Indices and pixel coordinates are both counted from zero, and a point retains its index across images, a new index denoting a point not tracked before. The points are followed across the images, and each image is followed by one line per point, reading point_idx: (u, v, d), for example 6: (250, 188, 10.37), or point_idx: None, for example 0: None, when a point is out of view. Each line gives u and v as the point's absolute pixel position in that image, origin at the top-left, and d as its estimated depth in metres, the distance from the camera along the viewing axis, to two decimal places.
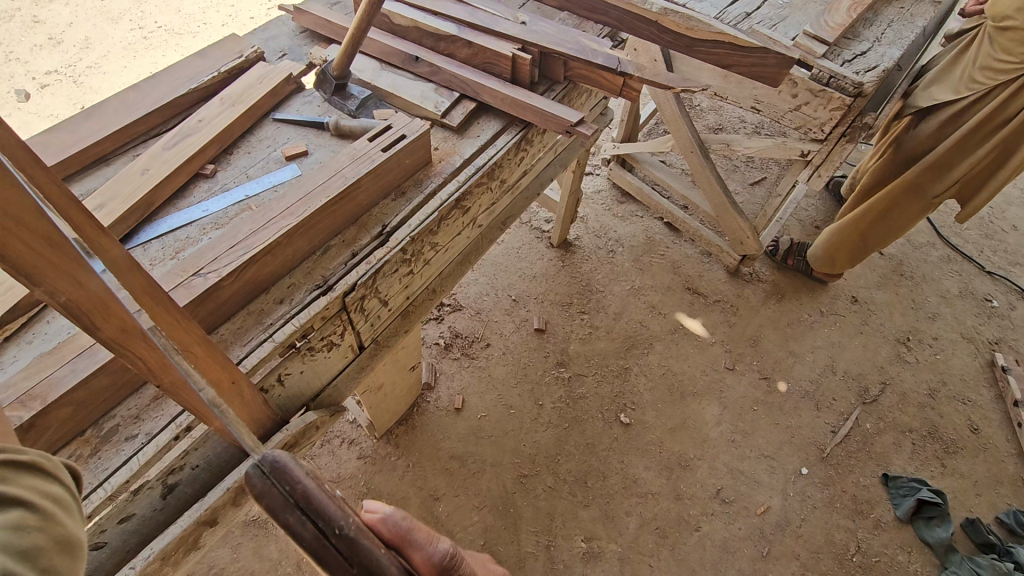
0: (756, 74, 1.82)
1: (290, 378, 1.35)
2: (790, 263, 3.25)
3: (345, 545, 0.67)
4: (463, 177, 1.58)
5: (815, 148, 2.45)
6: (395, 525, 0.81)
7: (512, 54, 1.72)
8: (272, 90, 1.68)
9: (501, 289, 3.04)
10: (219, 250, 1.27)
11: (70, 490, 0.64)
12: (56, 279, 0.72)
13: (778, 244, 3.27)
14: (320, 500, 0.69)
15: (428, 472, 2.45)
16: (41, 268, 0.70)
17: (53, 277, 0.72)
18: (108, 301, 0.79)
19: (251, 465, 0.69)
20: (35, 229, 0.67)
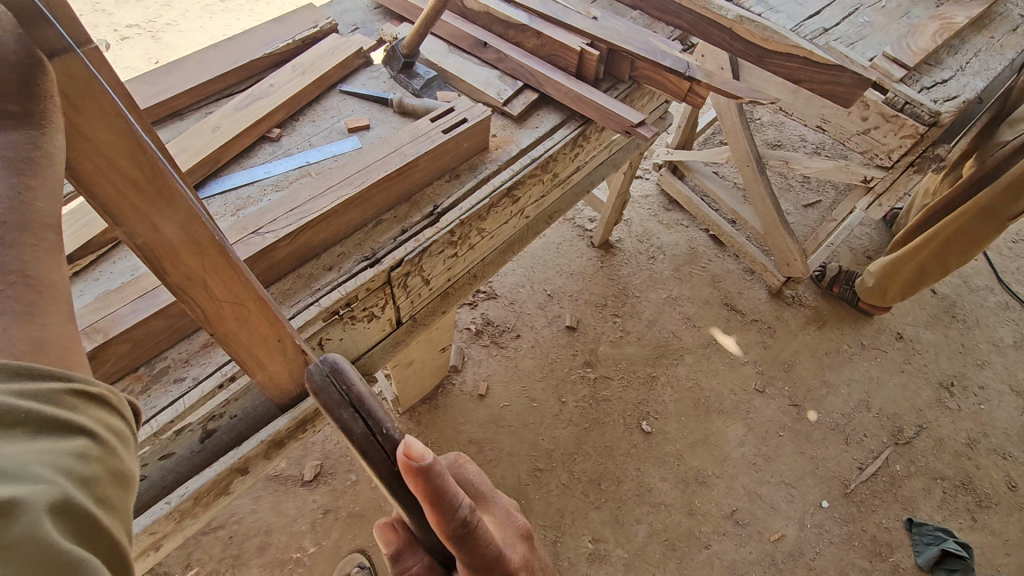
0: (828, 93, 1.76)
1: (330, 343, 1.39)
2: (835, 291, 3.15)
3: (388, 443, 0.82)
4: (518, 167, 1.60)
5: (879, 176, 2.33)
6: (430, 477, 0.70)
7: (581, 49, 1.72)
8: (342, 62, 1.72)
9: (538, 282, 3.04)
10: (279, 212, 1.31)
11: (130, 425, 0.61)
12: (134, 221, 0.76)
13: (825, 270, 3.18)
14: (369, 404, 0.85)
15: (446, 452, 2.49)
16: (122, 209, 0.74)
17: (132, 219, 0.76)
18: (182, 249, 0.83)
19: (316, 366, 0.88)
20: (125, 172, 0.71)
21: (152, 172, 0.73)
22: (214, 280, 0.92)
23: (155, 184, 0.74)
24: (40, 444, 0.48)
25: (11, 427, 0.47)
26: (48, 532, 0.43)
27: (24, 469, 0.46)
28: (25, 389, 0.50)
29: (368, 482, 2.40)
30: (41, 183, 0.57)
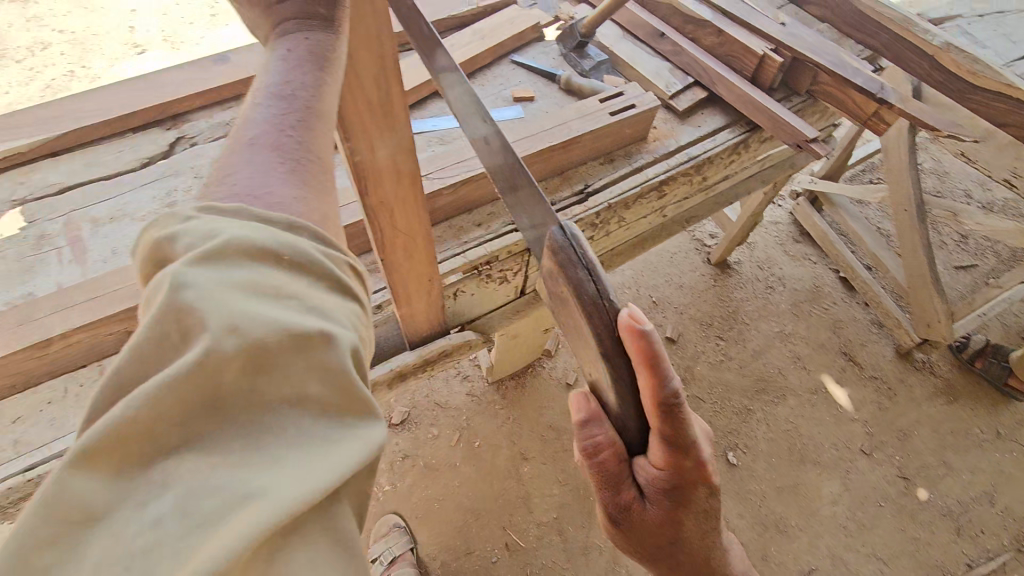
0: None
1: (462, 295, 1.45)
2: (977, 366, 2.81)
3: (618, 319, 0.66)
4: (674, 162, 1.57)
5: None
6: (646, 343, 0.60)
7: (764, 53, 1.64)
8: (518, 33, 1.77)
9: (645, 287, 2.98)
10: (446, 162, 1.38)
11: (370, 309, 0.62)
12: (361, 137, 0.87)
13: (969, 341, 2.84)
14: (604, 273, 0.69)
15: (524, 431, 2.52)
16: (355, 123, 0.85)
17: (360, 134, 0.87)
18: (385, 171, 0.94)
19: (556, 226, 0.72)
20: (367, 93, 0.82)
21: (386, 96, 0.84)
22: (399, 205, 1.02)
23: (386, 107, 0.86)
24: (334, 298, 0.50)
25: (314, 277, 0.50)
26: (346, 379, 0.45)
27: (329, 314, 0.48)
28: (325, 248, 0.53)
29: (447, 440, 2.49)
30: (332, 82, 0.67)
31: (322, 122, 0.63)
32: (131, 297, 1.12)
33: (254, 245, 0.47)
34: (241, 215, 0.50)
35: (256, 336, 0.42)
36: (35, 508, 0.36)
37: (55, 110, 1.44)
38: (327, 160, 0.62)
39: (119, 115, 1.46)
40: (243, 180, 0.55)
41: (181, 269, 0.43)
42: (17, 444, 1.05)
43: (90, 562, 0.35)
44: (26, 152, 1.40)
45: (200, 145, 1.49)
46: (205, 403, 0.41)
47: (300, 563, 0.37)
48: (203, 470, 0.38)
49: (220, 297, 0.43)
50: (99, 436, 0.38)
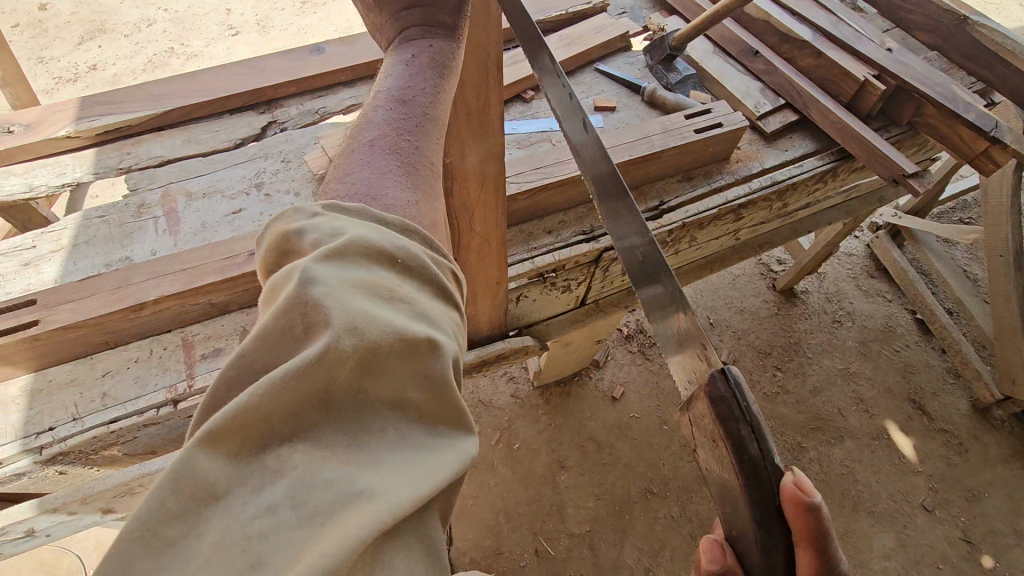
0: None
1: (524, 301, 1.45)
2: None
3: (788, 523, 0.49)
4: (756, 186, 1.51)
5: None
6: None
7: (865, 79, 1.55)
8: (606, 41, 1.75)
9: (703, 308, 2.90)
10: (523, 167, 1.39)
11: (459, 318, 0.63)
12: (453, 142, 0.89)
13: None
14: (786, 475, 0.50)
15: (565, 440, 2.50)
16: (450, 127, 0.87)
17: (452, 139, 0.89)
18: (473, 175, 0.96)
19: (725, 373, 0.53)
20: (467, 99, 0.85)
21: (486, 104, 0.86)
22: (481, 210, 1.03)
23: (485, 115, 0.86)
24: (439, 304, 0.52)
25: (422, 283, 0.52)
26: (444, 388, 0.48)
27: (435, 321, 0.49)
28: (433, 254, 0.55)
29: (487, 439, 2.50)
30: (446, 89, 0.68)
31: (436, 129, 0.65)
32: (217, 272, 1.18)
33: (373, 247, 0.49)
34: (361, 215, 0.52)
35: (373, 338, 0.43)
36: (165, 484, 0.38)
37: (164, 88, 1.54)
38: (437, 166, 0.63)
39: (220, 97, 1.54)
40: (362, 180, 0.57)
41: (310, 265, 0.45)
42: (104, 397, 1.13)
43: (210, 538, 0.37)
44: (135, 125, 1.50)
45: (290, 130, 1.56)
46: (320, 397, 0.42)
47: (396, 567, 0.39)
48: (316, 462, 0.40)
49: (344, 297, 0.44)
50: (226, 419, 0.40)
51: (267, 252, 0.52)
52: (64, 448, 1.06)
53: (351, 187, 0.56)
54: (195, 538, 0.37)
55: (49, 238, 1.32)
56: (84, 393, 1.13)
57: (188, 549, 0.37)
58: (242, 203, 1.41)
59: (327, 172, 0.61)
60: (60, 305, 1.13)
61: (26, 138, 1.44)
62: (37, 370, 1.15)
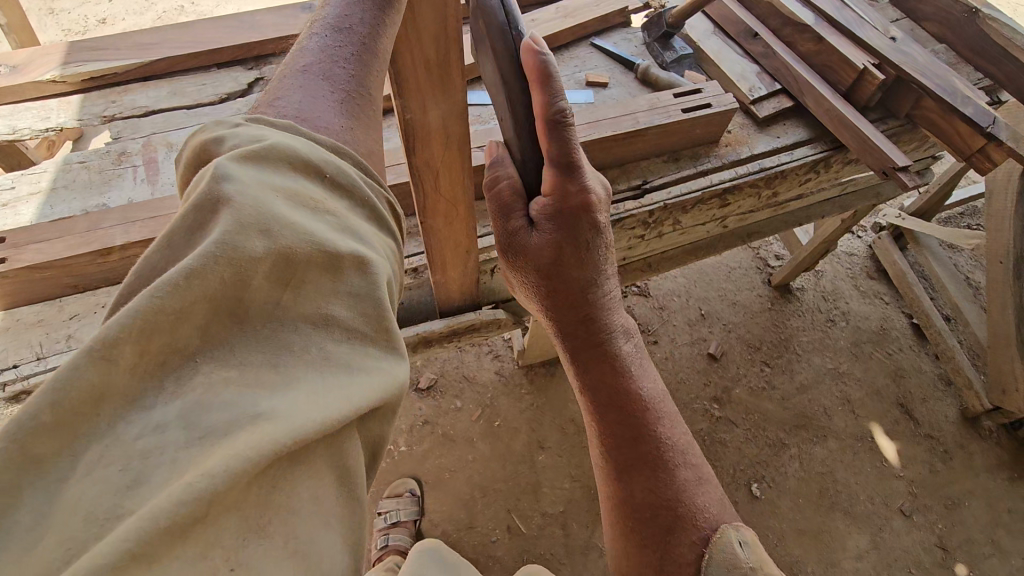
0: None
1: (498, 273, 1.44)
2: None
3: None
4: (743, 171, 1.48)
5: None
6: None
7: (864, 67, 1.50)
8: (603, 15, 1.71)
9: (695, 298, 2.87)
10: (504, 136, 1.37)
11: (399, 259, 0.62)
12: (413, 96, 0.87)
13: None
14: None
15: (546, 421, 2.51)
16: (407, 80, 0.85)
17: (412, 93, 0.86)
18: (437, 130, 0.94)
19: None
20: (426, 49, 0.81)
21: (446, 56, 0.83)
22: (448, 168, 1.02)
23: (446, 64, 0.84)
24: (368, 226, 0.52)
25: (352, 204, 0.52)
26: (368, 304, 0.47)
27: (363, 239, 0.50)
28: (367, 179, 0.54)
29: (468, 414, 2.51)
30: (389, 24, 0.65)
31: (378, 62, 0.62)
32: None
33: (299, 157, 0.49)
34: (289, 129, 0.51)
35: (286, 244, 0.44)
36: (40, 399, 0.36)
37: (153, 37, 1.53)
38: (377, 98, 0.62)
39: (206, 49, 1.53)
40: (293, 104, 0.56)
41: (228, 167, 0.44)
42: (70, 339, 1.14)
43: (96, 452, 0.36)
44: (121, 73, 1.50)
45: None
46: (229, 306, 0.41)
47: (301, 492, 0.40)
48: (214, 385, 0.39)
49: (262, 201, 0.44)
50: (114, 332, 0.37)
51: (186, 167, 0.51)
52: (26, 385, 1.08)
53: (279, 110, 0.54)
54: (77, 452, 0.36)
55: (28, 179, 1.33)
56: (50, 334, 1.15)
57: (70, 465, 0.36)
58: None
59: (256, 97, 0.59)
60: (29, 245, 1.14)
61: (12, 80, 1.44)
62: (6, 308, 1.17)
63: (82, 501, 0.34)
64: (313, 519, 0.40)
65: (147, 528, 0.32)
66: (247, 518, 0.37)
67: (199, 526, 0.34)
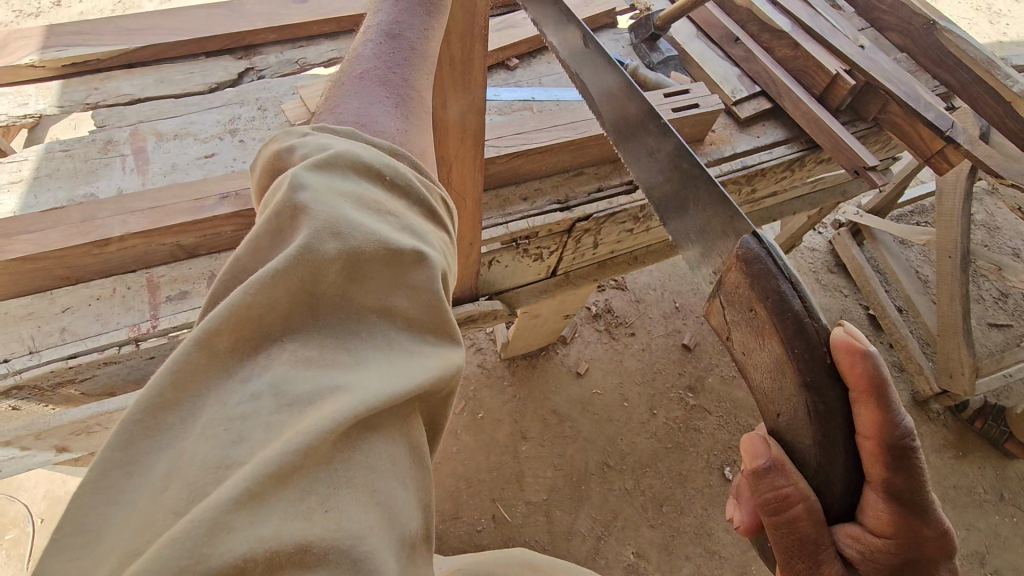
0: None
1: (495, 266, 1.48)
2: (976, 426, 2.72)
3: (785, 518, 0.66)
4: (727, 168, 1.55)
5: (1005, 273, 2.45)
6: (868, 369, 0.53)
7: (837, 72, 1.61)
8: (592, 15, 1.76)
9: (671, 292, 2.98)
10: (504, 132, 1.40)
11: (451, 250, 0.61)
12: (433, 92, 0.91)
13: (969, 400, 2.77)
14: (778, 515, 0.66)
15: (529, 412, 2.55)
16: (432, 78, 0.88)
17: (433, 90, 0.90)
18: (457, 128, 0.97)
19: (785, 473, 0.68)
20: (451, 50, 0.86)
21: (470, 57, 0.88)
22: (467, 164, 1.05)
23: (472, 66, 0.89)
24: (426, 225, 0.53)
25: (410, 204, 0.53)
26: (431, 296, 0.48)
27: (422, 236, 0.51)
28: (421, 178, 0.55)
29: (451, 407, 2.53)
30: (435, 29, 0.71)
31: (425, 64, 0.68)
32: (187, 213, 1.16)
33: (361, 163, 0.50)
34: (350, 136, 0.53)
35: (355, 246, 0.45)
36: (161, 373, 0.39)
37: (137, 22, 1.49)
38: (422, 98, 0.66)
39: (196, 37, 1.50)
40: (351, 109, 0.59)
41: (300, 175, 0.46)
42: (63, 332, 1.11)
43: (202, 419, 0.38)
44: (105, 59, 1.45)
45: (268, 79, 1.53)
46: (307, 303, 0.43)
47: (380, 455, 0.41)
48: (300, 361, 0.41)
49: (331, 201, 0.46)
50: (218, 319, 0.40)
51: (259, 176, 0.53)
52: (18, 380, 1.05)
53: (341, 115, 0.58)
54: (188, 421, 0.38)
55: (9, 168, 1.28)
56: (42, 327, 1.11)
57: (181, 431, 0.38)
58: (215, 147, 1.38)
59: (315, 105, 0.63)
60: (21, 235, 1.10)
61: None
62: None
63: (193, 455, 0.36)
64: (393, 478, 0.42)
65: (256, 475, 0.35)
66: (334, 473, 0.38)
67: (294, 479, 0.36)
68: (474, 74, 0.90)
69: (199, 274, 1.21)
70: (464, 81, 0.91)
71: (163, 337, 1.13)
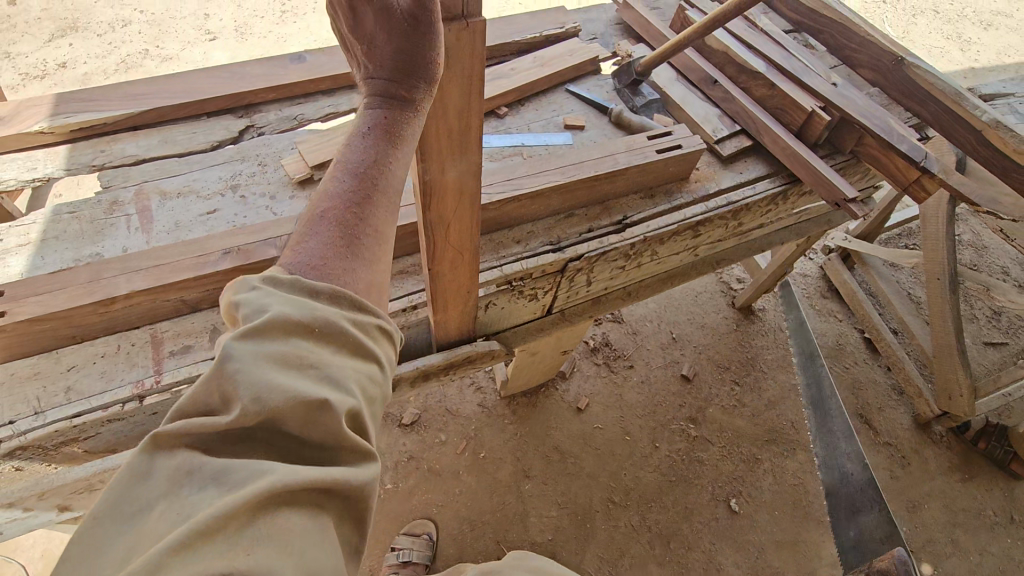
0: None
1: (491, 308, 1.50)
2: (980, 447, 2.71)
3: None
4: (714, 204, 1.60)
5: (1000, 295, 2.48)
6: None
7: (812, 109, 1.68)
8: (576, 64, 1.84)
9: (667, 323, 3.00)
10: (496, 178, 1.45)
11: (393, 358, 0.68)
12: (432, 160, 0.94)
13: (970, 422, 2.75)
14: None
15: (531, 449, 2.54)
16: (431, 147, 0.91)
17: (432, 157, 0.93)
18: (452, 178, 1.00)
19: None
20: (447, 121, 0.88)
21: (465, 126, 0.91)
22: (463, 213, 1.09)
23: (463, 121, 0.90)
24: (349, 360, 0.59)
25: (338, 339, 0.60)
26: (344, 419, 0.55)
27: (344, 371, 0.58)
28: (356, 314, 0.62)
29: (453, 447, 2.53)
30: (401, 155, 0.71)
31: (386, 195, 0.71)
32: (190, 270, 1.20)
33: (292, 315, 0.58)
34: (291, 288, 0.61)
35: (273, 386, 0.52)
36: (126, 472, 0.50)
37: (142, 88, 1.56)
38: (379, 235, 0.70)
39: (198, 99, 1.56)
40: (314, 253, 0.65)
41: (233, 337, 0.54)
42: (70, 391, 1.13)
43: (156, 503, 0.48)
44: (111, 123, 1.51)
45: (267, 135, 1.59)
46: (240, 431, 0.52)
47: (296, 522, 0.49)
48: (229, 463, 0.50)
49: (257, 357, 0.53)
50: (168, 437, 0.51)
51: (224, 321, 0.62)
52: (23, 441, 1.06)
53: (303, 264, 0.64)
54: (148, 506, 0.48)
55: (17, 231, 1.32)
56: (48, 388, 1.13)
57: (141, 515, 0.48)
58: (217, 203, 1.43)
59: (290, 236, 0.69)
60: (28, 298, 1.13)
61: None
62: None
63: (149, 532, 0.47)
64: (311, 540, 0.49)
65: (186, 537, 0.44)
66: (254, 539, 0.47)
67: (216, 540, 0.45)
68: (470, 140, 0.93)
69: (201, 327, 1.24)
70: (460, 147, 0.94)
71: (166, 392, 1.15)
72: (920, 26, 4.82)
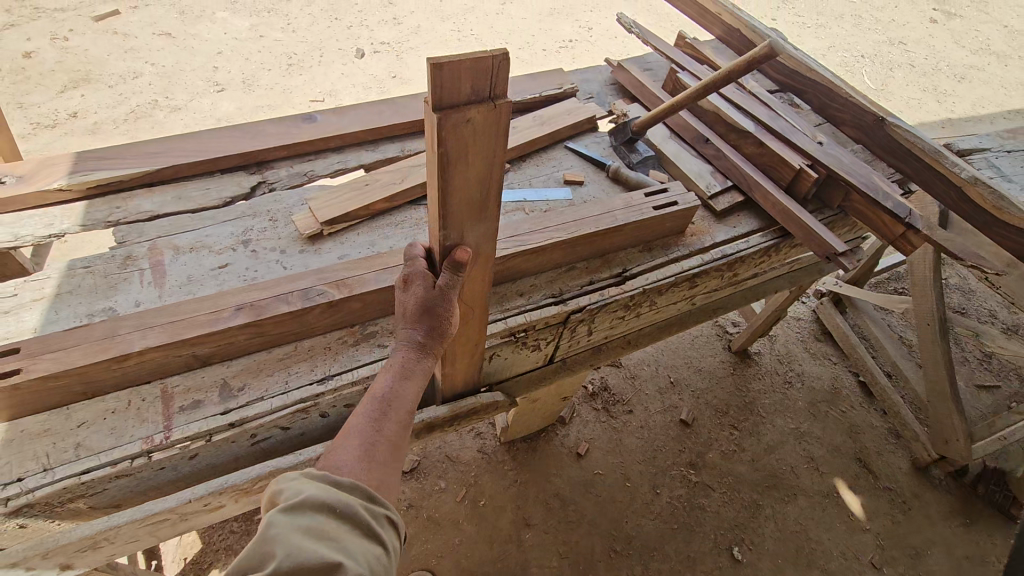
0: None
1: (495, 359, 1.53)
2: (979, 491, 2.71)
3: None
4: (709, 257, 1.66)
5: (990, 339, 2.54)
6: None
7: (800, 167, 1.76)
8: (575, 122, 1.93)
9: (664, 367, 3.03)
10: (500, 233, 1.51)
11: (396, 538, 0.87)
12: (453, 227, 0.96)
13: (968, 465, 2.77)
14: None
15: (531, 496, 2.52)
16: (452, 217, 0.94)
17: (453, 225, 0.96)
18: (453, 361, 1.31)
19: None
20: (467, 192, 0.92)
21: (484, 196, 0.95)
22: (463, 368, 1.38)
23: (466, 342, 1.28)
24: (360, 542, 0.79)
25: (351, 525, 0.80)
26: None
27: (352, 553, 0.77)
28: (367, 504, 0.84)
29: (452, 495, 2.50)
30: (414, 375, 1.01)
31: (399, 414, 0.98)
32: (203, 325, 1.22)
33: (321, 501, 0.79)
34: (321, 479, 0.82)
35: (298, 564, 0.72)
36: None
37: (160, 147, 1.62)
38: (394, 443, 0.95)
39: (213, 157, 1.63)
40: (345, 462, 0.88)
41: (276, 516, 0.75)
42: (78, 448, 1.14)
43: None
44: (128, 180, 1.57)
45: (279, 191, 1.65)
46: None
47: None
48: None
49: (289, 537, 0.73)
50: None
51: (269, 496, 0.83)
52: (31, 499, 1.07)
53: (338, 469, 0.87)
54: None
55: (32, 286, 1.35)
56: (57, 444, 1.14)
57: None
58: (228, 258, 1.47)
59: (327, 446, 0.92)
60: (44, 354, 1.16)
61: (19, 189, 1.49)
62: (9, 419, 1.16)
63: None
64: None
65: None
66: None
67: None
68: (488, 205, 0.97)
69: (211, 382, 1.26)
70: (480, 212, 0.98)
71: (175, 449, 1.16)
72: (897, 79, 5.06)
